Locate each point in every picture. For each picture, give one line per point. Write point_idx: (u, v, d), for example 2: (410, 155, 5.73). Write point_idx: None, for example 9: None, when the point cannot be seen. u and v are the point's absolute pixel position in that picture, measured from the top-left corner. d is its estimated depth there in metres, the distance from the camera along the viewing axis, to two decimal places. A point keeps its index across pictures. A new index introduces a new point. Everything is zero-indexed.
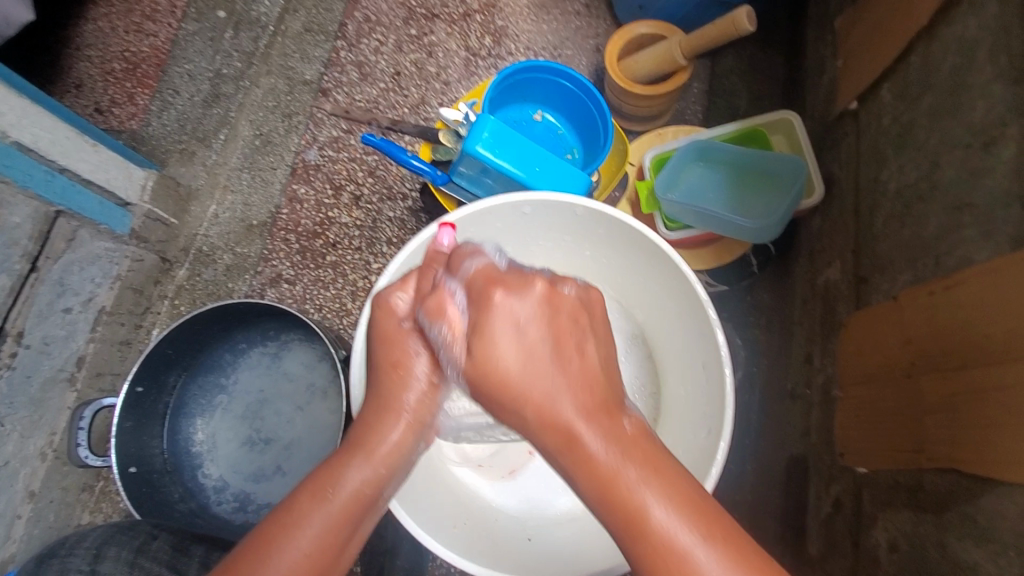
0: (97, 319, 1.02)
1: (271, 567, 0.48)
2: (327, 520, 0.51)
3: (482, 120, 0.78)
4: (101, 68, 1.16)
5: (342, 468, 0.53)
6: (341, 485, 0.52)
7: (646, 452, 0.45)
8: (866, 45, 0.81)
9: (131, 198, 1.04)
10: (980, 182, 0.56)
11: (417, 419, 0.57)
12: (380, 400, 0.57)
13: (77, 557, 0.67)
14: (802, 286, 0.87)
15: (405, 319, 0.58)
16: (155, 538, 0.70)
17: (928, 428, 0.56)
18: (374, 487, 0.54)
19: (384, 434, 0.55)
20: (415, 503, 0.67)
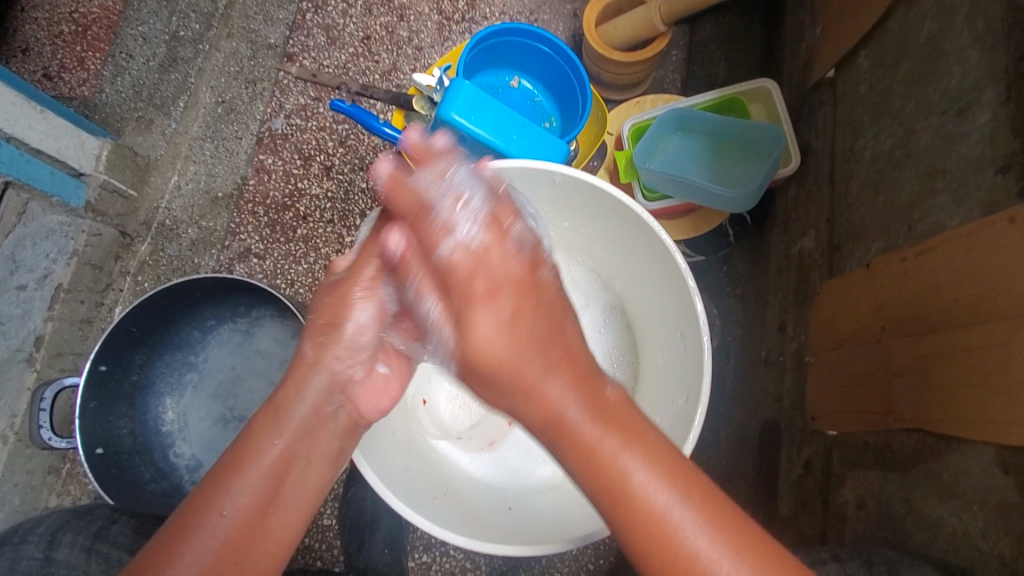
0: (55, 296, 0.97)
1: (191, 532, 0.51)
2: (249, 481, 0.54)
3: (456, 86, 0.75)
4: (48, 31, 1.08)
5: (259, 439, 0.56)
6: (257, 454, 0.56)
7: (609, 419, 0.49)
8: (845, 10, 0.80)
9: (85, 168, 0.99)
10: (954, 149, 0.57)
11: (340, 379, 0.61)
12: (306, 362, 0.60)
13: (30, 543, 0.65)
14: (778, 256, 0.88)
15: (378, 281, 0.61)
16: (115, 521, 0.68)
17: (896, 390, 0.58)
18: (289, 447, 0.57)
19: (300, 399, 0.59)
20: (392, 474, 0.68)
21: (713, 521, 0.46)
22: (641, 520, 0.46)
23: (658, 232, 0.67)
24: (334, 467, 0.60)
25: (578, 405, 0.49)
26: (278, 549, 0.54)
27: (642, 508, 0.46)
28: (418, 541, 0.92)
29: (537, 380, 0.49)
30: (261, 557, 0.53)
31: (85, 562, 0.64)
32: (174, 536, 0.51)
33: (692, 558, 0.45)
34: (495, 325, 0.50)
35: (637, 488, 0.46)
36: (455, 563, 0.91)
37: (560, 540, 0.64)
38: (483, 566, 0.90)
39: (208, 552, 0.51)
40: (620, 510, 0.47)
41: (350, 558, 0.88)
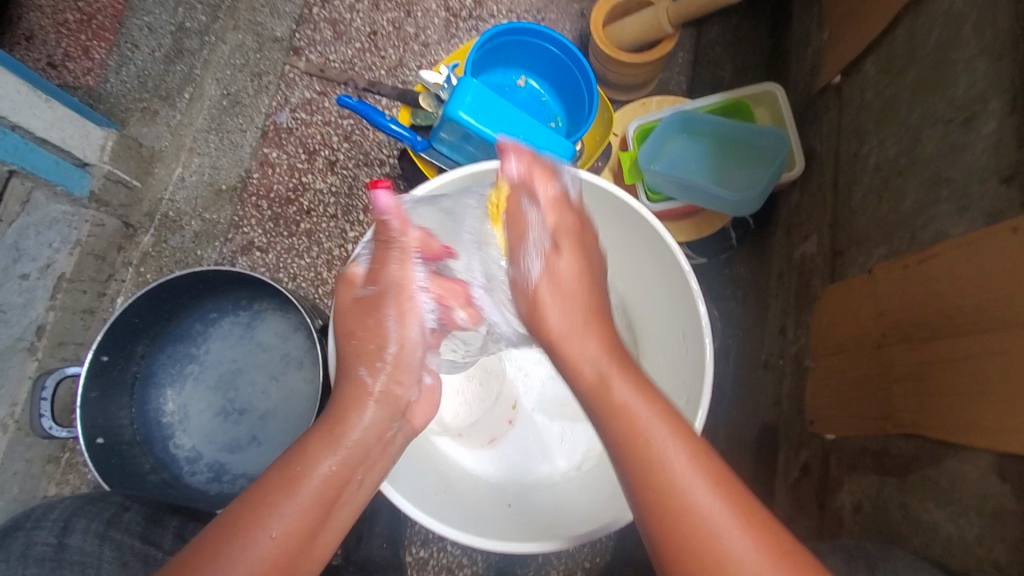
0: (57, 286, 0.97)
1: (240, 553, 0.49)
2: (303, 503, 0.52)
3: (464, 84, 0.76)
4: (53, 19, 1.05)
5: (313, 456, 0.54)
6: (310, 472, 0.53)
7: (653, 397, 0.49)
8: (851, 16, 0.80)
9: (89, 158, 0.99)
10: (958, 158, 0.57)
11: (396, 402, 0.61)
12: (364, 386, 0.58)
13: (44, 528, 0.65)
14: (779, 260, 0.89)
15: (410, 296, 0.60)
16: (128, 509, 0.68)
17: (895, 396, 0.58)
18: (345, 472, 0.55)
19: (358, 419, 0.57)
20: (394, 469, 0.68)
21: (736, 504, 0.45)
22: (675, 490, 0.45)
23: (663, 234, 0.68)
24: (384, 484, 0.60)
25: (606, 356, 0.51)
26: (318, 564, 0.53)
27: (671, 481, 0.46)
28: (416, 537, 0.92)
29: (573, 331, 0.52)
30: (303, 575, 0.52)
31: (98, 549, 0.64)
32: (219, 549, 0.49)
33: (711, 526, 0.44)
34: (570, 252, 0.55)
35: (654, 436, 0.47)
36: (452, 559, 0.91)
37: (560, 536, 0.65)
38: (480, 563, 0.91)
39: (253, 574, 0.48)
40: (666, 507, 0.45)
41: (348, 552, 0.89)
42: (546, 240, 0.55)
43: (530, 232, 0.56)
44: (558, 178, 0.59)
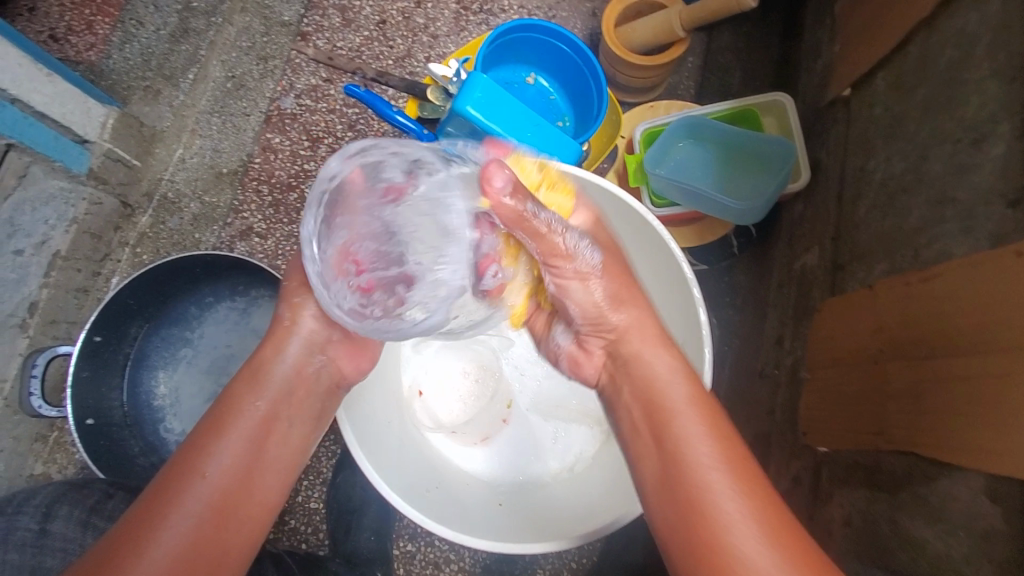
0: (52, 263, 0.96)
1: (177, 492, 0.52)
2: (233, 440, 0.56)
3: (473, 80, 0.75)
4: None
5: (239, 398, 0.58)
6: (238, 413, 0.57)
7: (720, 427, 0.52)
8: (864, 30, 0.80)
9: (89, 135, 0.98)
10: (964, 178, 0.57)
11: (318, 339, 0.61)
12: (283, 325, 0.60)
13: (26, 514, 0.65)
14: (780, 270, 0.89)
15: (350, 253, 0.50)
16: (111, 496, 0.67)
17: (889, 412, 0.59)
18: (269, 408, 0.58)
19: (278, 362, 0.60)
20: (384, 463, 0.68)
21: (775, 531, 0.45)
22: (698, 469, 0.49)
23: (669, 242, 0.67)
24: (315, 427, 0.63)
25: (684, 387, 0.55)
26: (264, 503, 0.56)
27: (704, 478, 0.48)
28: (404, 530, 0.93)
29: (646, 349, 0.57)
30: (248, 511, 0.55)
31: (83, 535, 0.64)
32: (159, 496, 0.52)
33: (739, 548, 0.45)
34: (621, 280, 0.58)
35: (703, 462, 0.49)
36: (440, 554, 0.91)
37: (551, 538, 0.65)
38: (468, 559, 0.91)
39: (196, 510, 0.52)
40: (680, 466, 0.50)
41: (335, 542, 0.89)
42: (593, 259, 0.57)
43: (562, 246, 0.54)
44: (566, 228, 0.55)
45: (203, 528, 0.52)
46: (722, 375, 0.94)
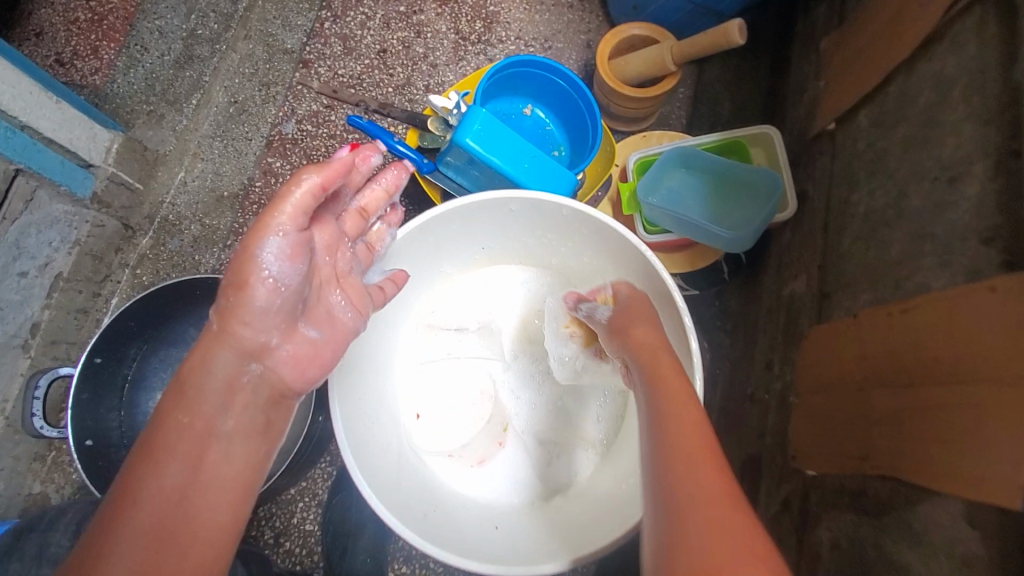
0: (54, 285, 0.97)
1: (120, 521, 0.50)
2: (170, 460, 0.53)
3: (472, 112, 0.77)
4: (65, 18, 1.10)
5: (170, 414, 0.54)
6: (172, 429, 0.54)
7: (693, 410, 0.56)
8: (848, 69, 0.84)
9: (94, 160, 0.99)
10: (942, 215, 0.59)
11: (248, 346, 0.57)
12: (212, 329, 0.56)
13: (57, 532, 0.71)
14: (769, 296, 0.92)
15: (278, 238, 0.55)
16: None
17: (873, 437, 0.61)
18: (203, 422, 0.55)
19: (209, 371, 0.56)
20: (379, 488, 0.68)
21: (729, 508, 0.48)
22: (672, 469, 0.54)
23: (660, 271, 0.70)
24: (264, 439, 0.59)
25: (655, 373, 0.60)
26: (212, 525, 0.53)
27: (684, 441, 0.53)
28: (399, 553, 0.93)
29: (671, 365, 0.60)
30: (194, 538, 0.52)
31: None
32: (108, 528, 0.50)
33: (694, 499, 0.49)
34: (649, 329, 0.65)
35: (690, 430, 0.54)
36: None
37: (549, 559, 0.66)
38: None
39: (139, 544, 0.50)
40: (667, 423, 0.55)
41: (330, 564, 0.90)
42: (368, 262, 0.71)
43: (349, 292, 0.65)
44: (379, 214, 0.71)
45: (149, 554, 0.50)
46: (714, 398, 0.97)
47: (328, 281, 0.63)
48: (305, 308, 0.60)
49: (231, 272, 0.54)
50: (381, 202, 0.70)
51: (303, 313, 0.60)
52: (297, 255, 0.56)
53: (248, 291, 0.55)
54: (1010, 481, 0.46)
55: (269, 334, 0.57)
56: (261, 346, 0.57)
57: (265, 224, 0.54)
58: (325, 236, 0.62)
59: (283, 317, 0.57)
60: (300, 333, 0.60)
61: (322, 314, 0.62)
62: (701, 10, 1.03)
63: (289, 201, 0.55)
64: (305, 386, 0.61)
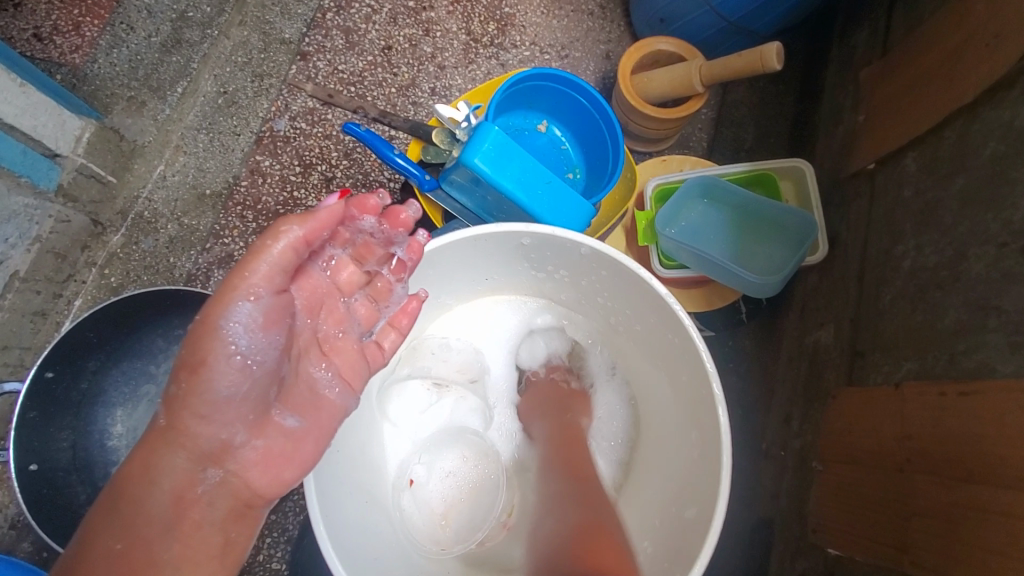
0: (9, 285, 0.87)
1: None
2: None
3: (484, 129, 0.69)
4: None
5: (98, 540, 0.52)
6: (101, 555, 0.52)
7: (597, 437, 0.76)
8: (894, 105, 0.77)
9: (61, 150, 0.90)
10: (1011, 287, 0.53)
11: (200, 449, 0.54)
12: (160, 427, 0.54)
13: None
14: (789, 343, 0.85)
15: (245, 309, 0.52)
16: None
17: (916, 529, 0.55)
18: (142, 549, 0.53)
19: (149, 493, 0.53)
20: (353, 560, 0.60)
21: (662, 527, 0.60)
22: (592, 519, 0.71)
23: (685, 322, 0.62)
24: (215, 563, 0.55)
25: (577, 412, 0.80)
26: None
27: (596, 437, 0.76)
28: None
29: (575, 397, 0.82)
30: None
31: None
32: None
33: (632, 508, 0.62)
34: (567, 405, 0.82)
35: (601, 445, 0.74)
36: None
37: None
38: None
39: None
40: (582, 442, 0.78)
41: None
42: (365, 320, 0.66)
43: (331, 360, 0.62)
44: (379, 262, 0.67)
45: None
46: None
47: (312, 348, 0.61)
48: (280, 391, 0.57)
49: (188, 348, 0.52)
50: (378, 254, 0.66)
51: (278, 398, 0.57)
52: (266, 326, 0.53)
53: (207, 371, 0.52)
54: None
55: (232, 428, 0.55)
56: (215, 447, 0.55)
57: (237, 288, 0.52)
58: (307, 295, 0.61)
59: (250, 406, 0.55)
60: (274, 423, 0.57)
61: (302, 397, 0.59)
62: (734, 29, 0.95)
63: (267, 259, 0.52)
64: (278, 491, 0.57)
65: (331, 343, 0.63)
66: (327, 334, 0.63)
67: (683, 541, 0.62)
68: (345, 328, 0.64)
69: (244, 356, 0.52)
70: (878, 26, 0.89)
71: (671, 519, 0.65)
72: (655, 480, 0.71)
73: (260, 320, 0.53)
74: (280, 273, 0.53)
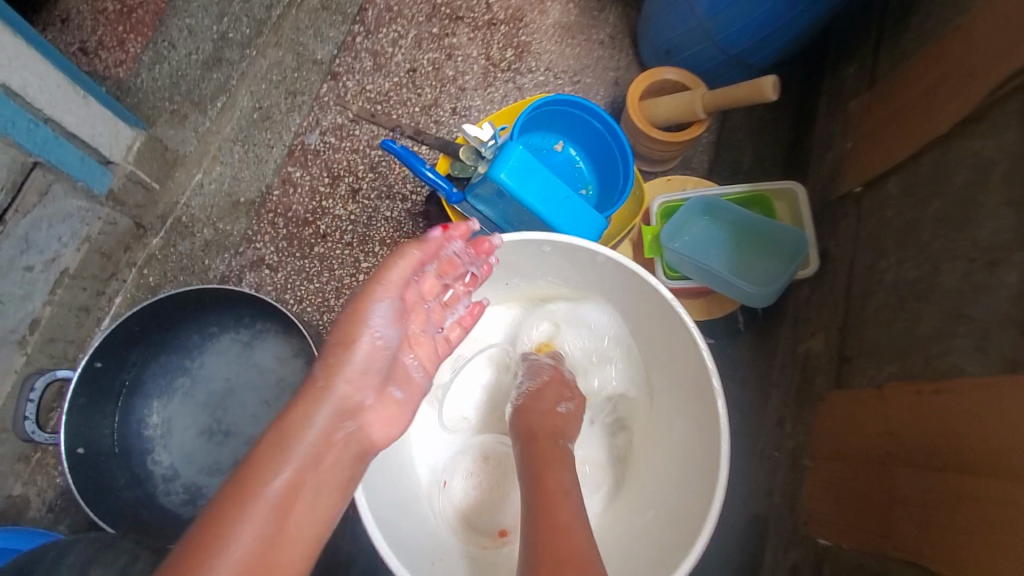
0: (58, 281, 0.95)
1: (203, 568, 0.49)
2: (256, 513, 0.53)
3: (510, 148, 0.76)
4: (92, 5, 1.01)
5: (262, 470, 0.55)
6: (267, 480, 0.55)
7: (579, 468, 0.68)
8: (879, 133, 0.84)
9: (114, 157, 0.98)
10: (978, 296, 0.58)
11: (349, 404, 0.60)
12: (317, 385, 0.59)
13: (61, 570, 0.62)
14: (783, 351, 0.91)
15: (378, 306, 0.63)
16: (138, 557, 0.64)
17: (897, 518, 0.59)
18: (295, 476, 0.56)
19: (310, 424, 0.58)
20: (389, 535, 0.66)
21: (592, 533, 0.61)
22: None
23: (688, 324, 0.68)
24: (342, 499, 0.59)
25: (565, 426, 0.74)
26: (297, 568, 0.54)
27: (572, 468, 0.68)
28: None
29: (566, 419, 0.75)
30: None
31: None
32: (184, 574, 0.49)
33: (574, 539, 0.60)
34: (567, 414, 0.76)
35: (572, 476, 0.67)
36: None
37: None
38: None
39: None
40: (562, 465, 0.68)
41: None
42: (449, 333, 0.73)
43: (424, 364, 0.69)
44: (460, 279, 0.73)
45: None
46: None
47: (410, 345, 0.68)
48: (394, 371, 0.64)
49: (338, 333, 0.61)
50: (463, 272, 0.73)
51: (392, 374, 0.64)
52: (394, 321, 0.64)
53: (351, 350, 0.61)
54: None
55: (366, 391, 0.61)
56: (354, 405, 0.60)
57: (375, 293, 0.64)
58: (413, 303, 0.68)
59: (378, 377, 0.62)
60: (391, 394, 0.63)
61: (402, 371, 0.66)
62: (733, 62, 1.04)
63: (397, 271, 0.65)
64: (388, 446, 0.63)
65: (427, 349, 0.70)
66: (423, 341, 0.70)
67: (681, 527, 0.67)
68: (438, 337, 0.72)
69: (377, 338, 0.63)
70: (865, 62, 0.97)
71: (671, 510, 0.70)
72: (655, 470, 0.77)
73: (390, 316, 0.64)
74: (404, 282, 0.66)
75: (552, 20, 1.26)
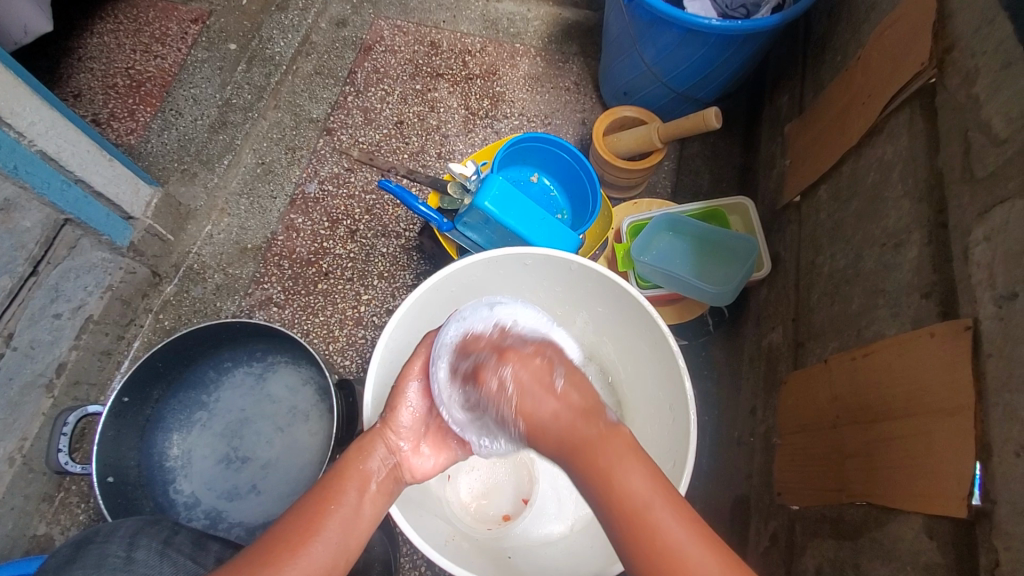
0: (83, 327, 1.03)
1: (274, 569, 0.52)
2: (330, 520, 0.57)
3: (491, 180, 0.88)
4: (102, 82, 1.29)
5: (335, 489, 0.60)
6: (337, 498, 0.59)
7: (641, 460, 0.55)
8: (809, 150, 0.98)
9: (135, 213, 1.08)
10: (892, 273, 0.70)
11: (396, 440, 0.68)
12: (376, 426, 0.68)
13: (112, 543, 0.66)
14: (750, 346, 1.02)
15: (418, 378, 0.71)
16: (178, 531, 0.70)
17: (848, 468, 0.68)
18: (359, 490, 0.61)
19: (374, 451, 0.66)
20: (414, 519, 0.72)
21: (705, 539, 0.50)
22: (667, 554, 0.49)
23: (653, 314, 0.77)
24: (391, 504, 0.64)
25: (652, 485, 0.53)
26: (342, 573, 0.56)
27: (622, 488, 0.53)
28: None
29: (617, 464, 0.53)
30: None
31: (160, 564, 0.65)
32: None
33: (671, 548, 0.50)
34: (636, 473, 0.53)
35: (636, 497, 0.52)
36: None
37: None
38: None
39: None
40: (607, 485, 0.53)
41: None
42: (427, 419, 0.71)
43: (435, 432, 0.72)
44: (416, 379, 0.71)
45: None
46: (705, 443, 1.04)
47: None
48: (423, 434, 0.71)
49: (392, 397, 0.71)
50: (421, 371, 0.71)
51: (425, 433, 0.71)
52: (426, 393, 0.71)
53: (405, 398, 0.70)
54: (958, 493, 0.53)
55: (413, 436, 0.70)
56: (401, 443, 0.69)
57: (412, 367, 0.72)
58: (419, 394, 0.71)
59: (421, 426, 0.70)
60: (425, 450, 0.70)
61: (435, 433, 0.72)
62: (682, 98, 1.19)
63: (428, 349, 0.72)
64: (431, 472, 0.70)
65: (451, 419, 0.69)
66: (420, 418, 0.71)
67: None
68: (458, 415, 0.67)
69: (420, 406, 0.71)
70: (794, 91, 1.12)
71: None
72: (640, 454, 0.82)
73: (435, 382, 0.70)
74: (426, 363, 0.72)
75: (522, 72, 1.41)
